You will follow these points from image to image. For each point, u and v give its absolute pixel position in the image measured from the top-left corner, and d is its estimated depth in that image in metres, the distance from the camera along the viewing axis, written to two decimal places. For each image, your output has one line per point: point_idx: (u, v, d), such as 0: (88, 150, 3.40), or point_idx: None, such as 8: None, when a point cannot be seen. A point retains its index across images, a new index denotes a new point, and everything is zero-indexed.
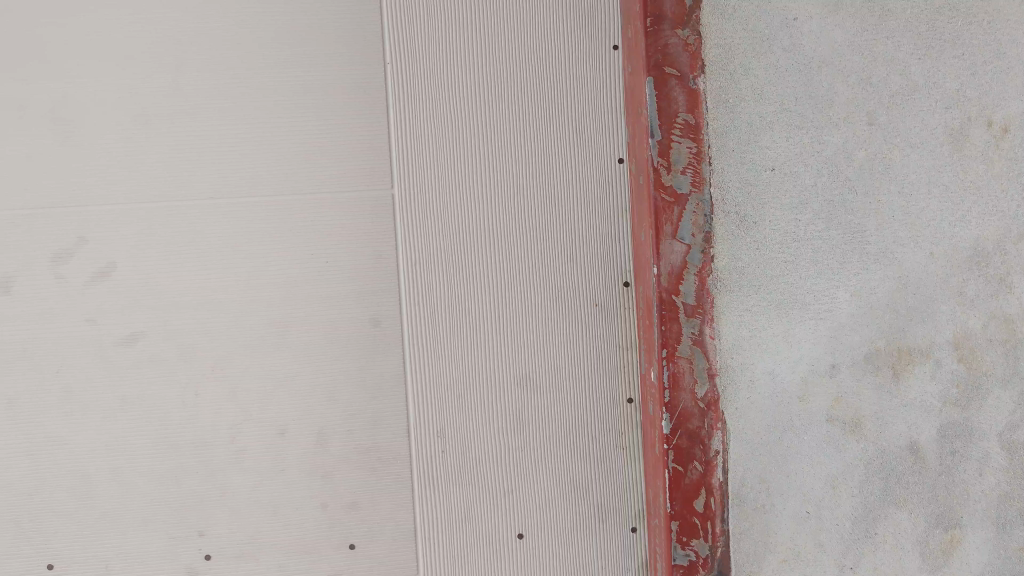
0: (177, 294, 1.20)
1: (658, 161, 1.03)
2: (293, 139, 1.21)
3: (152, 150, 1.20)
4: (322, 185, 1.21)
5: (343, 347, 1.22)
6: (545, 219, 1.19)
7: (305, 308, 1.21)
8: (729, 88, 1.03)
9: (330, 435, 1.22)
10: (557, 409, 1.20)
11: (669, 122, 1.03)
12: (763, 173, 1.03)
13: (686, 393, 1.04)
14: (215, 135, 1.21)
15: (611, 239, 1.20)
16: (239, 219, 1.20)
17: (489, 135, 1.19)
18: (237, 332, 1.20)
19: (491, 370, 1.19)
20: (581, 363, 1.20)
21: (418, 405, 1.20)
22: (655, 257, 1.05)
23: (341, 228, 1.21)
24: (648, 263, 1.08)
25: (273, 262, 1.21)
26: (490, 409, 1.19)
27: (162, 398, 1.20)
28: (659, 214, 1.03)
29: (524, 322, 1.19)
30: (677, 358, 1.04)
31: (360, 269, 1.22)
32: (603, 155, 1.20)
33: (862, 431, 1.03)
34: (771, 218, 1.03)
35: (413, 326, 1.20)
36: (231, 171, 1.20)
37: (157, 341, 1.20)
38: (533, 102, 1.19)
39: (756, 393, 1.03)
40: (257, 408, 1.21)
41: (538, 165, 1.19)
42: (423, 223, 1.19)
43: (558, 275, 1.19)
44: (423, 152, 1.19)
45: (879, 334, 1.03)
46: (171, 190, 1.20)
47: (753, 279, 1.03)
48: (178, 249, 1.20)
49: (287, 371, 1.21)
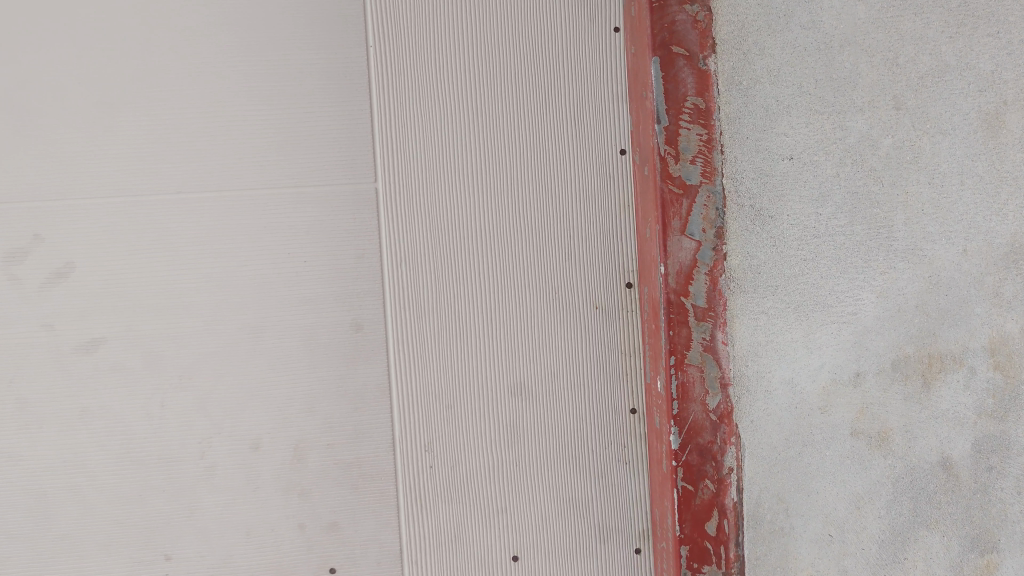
0: (142, 297, 1.10)
1: (665, 150, 0.95)
2: (267, 129, 1.11)
3: (115, 142, 1.11)
4: (298, 178, 1.12)
5: (322, 354, 1.12)
6: (541, 218, 1.10)
7: (280, 312, 1.11)
8: (742, 69, 0.93)
9: (307, 450, 1.12)
10: (555, 423, 1.11)
11: (677, 107, 0.95)
12: (780, 163, 0.91)
13: (696, 403, 0.96)
14: (183, 125, 1.11)
15: (612, 237, 1.11)
16: (209, 216, 1.11)
17: (482, 127, 1.10)
18: (208, 339, 1.11)
19: (484, 382, 1.10)
20: (580, 371, 1.11)
21: (404, 416, 1.11)
22: (663, 256, 0.96)
23: (319, 225, 1.12)
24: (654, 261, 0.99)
25: (245, 262, 1.11)
26: (483, 424, 1.11)
27: (127, 411, 1.10)
28: (666, 209, 0.95)
29: (520, 330, 1.11)
30: (686, 367, 0.96)
31: (340, 269, 1.12)
32: (603, 145, 1.11)
33: (889, 446, 0.89)
34: (789, 212, 0.91)
35: (398, 333, 1.10)
36: (201, 164, 1.11)
37: (121, 349, 1.10)
38: (529, 90, 1.10)
39: (773, 405, 0.92)
40: (229, 421, 1.11)
41: (535, 159, 1.10)
42: (410, 222, 1.10)
43: (556, 278, 1.11)
44: (410, 145, 1.09)
45: (907, 338, 0.88)
46: (136, 185, 1.10)
47: (769, 279, 0.92)
48: (143, 248, 1.10)
49: (261, 381, 1.11)
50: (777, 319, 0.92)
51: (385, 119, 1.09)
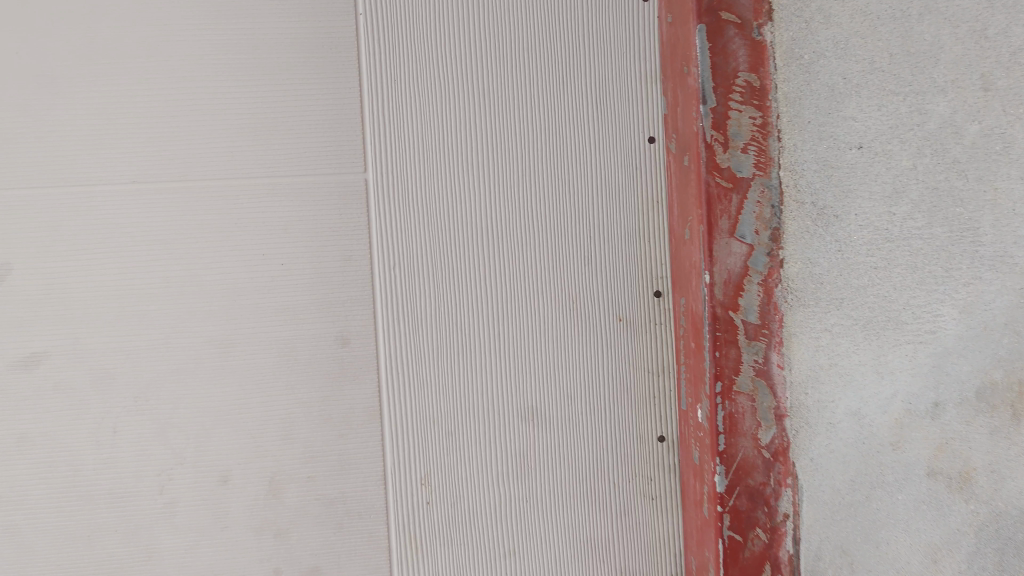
0: (90, 303, 0.92)
1: (712, 136, 0.79)
2: (239, 106, 0.93)
3: (60, 118, 0.92)
4: (276, 165, 0.93)
5: (303, 373, 0.94)
6: (559, 218, 0.96)
7: (252, 322, 0.94)
8: (805, 42, 0.76)
9: (285, 484, 0.95)
10: (573, 452, 0.97)
11: (725, 83, 0.78)
12: (848, 153, 0.73)
13: (746, 439, 0.81)
14: (140, 99, 0.92)
15: (637, 240, 0.97)
16: (169, 209, 0.92)
17: (492, 111, 0.95)
18: (167, 355, 0.93)
19: (492, 405, 0.96)
20: (600, 393, 0.97)
21: (397, 445, 0.95)
22: (706, 262, 0.80)
23: (300, 221, 0.94)
24: (693, 268, 0.83)
25: (212, 263, 0.93)
26: (491, 454, 0.97)
27: (72, 439, 0.92)
28: (712, 206, 0.79)
29: (534, 346, 0.96)
30: (735, 396, 0.80)
31: (325, 273, 0.94)
32: (629, 134, 0.96)
33: (973, 489, 0.68)
34: (856, 212, 0.73)
35: (392, 350, 0.95)
36: (160, 145, 0.92)
37: (64, 366, 0.92)
38: (547, 69, 0.95)
39: (837, 440, 0.76)
40: (193, 451, 0.93)
41: (552, 150, 0.96)
42: (406, 221, 0.94)
43: (576, 286, 0.97)
44: (407, 130, 0.94)
45: (997, 360, 0.66)
46: (83, 169, 0.92)
47: (833, 291, 0.75)
48: (90, 246, 0.91)
49: (230, 403, 0.94)
50: (842, 339, 0.75)
51: (378, 99, 0.93)
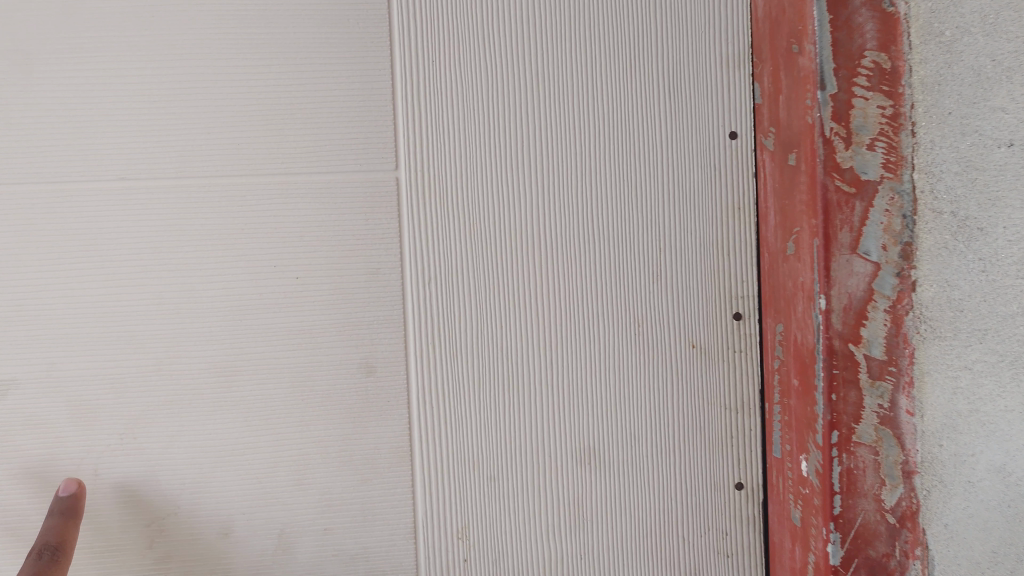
0: (69, 322, 0.77)
1: (832, 129, 0.64)
2: (248, 92, 0.78)
3: (32, 99, 0.76)
4: (291, 161, 0.78)
5: (320, 407, 0.80)
6: (626, 226, 0.82)
7: (260, 346, 0.79)
8: (944, 11, 0.59)
9: (297, 538, 0.80)
10: (639, 501, 0.83)
11: (849, 66, 0.64)
12: (997, 152, 0.57)
13: (867, 500, 0.66)
14: (130, 78, 0.77)
15: (716, 252, 0.83)
16: (162, 210, 0.77)
17: (550, 101, 0.81)
18: (160, 384, 0.78)
19: (546, 446, 0.82)
20: (670, 431, 0.83)
21: (433, 492, 0.81)
22: (820, 284, 0.66)
23: (317, 227, 0.79)
24: (802, 289, 0.69)
25: (213, 276, 0.78)
26: (542, 503, 0.82)
27: (46, 483, 0.78)
28: (834, 216, 0.64)
29: (595, 376, 0.82)
30: (854, 448, 0.66)
31: (347, 289, 0.79)
32: (708, 129, 0.82)
33: None
34: (1007, 223, 0.57)
35: (429, 380, 0.81)
36: (153, 134, 0.77)
37: (37, 396, 0.77)
38: (615, 52, 0.81)
39: (980, 504, 0.60)
40: (189, 498, 0.79)
41: (620, 147, 0.82)
42: (449, 228, 0.80)
43: (645, 307, 0.82)
44: (451, 122, 0.80)
45: None
46: (60, 162, 0.76)
47: (976, 321, 0.59)
48: (70, 254, 0.77)
49: (233, 443, 0.79)
50: (984, 380, 0.59)
51: (416, 83, 0.79)
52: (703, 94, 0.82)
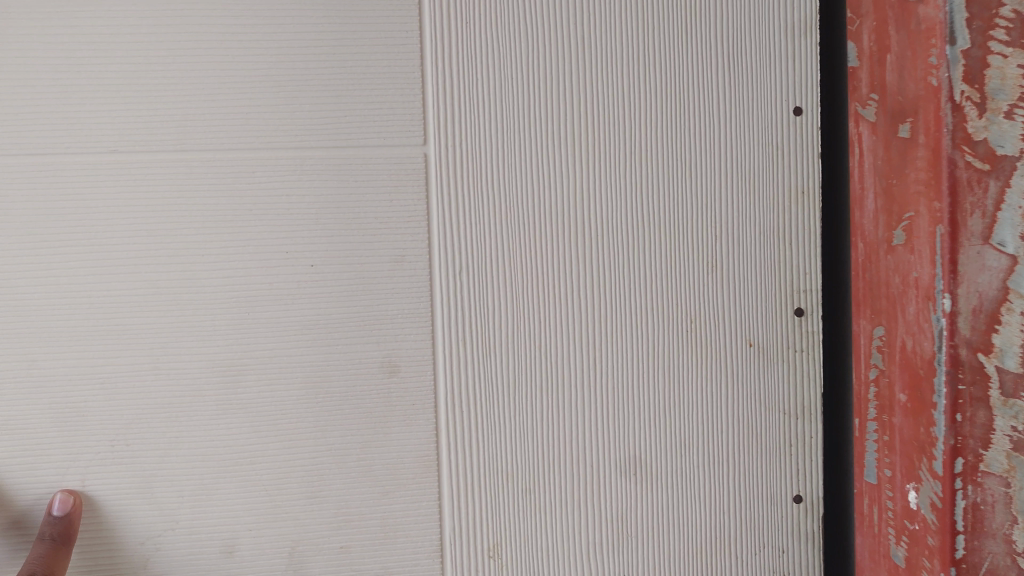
0: (52, 313, 0.68)
1: (962, 91, 0.53)
2: (260, 55, 0.68)
3: (10, 58, 0.66)
4: (306, 133, 0.69)
5: (337, 411, 0.71)
6: (679, 211, 0.74)
7: (270, 343, 0.70)
8: None
9: (310, 557, 0.72)
10: (688, 516, 0.75)
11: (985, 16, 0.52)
12: None
13: (996, 543, 0.55)
14: (123, 36, 0.67)
15: (778, 241, 0.75)
16: (160, 188, 0.68)
17: (597, 69, 0.72)
18: (156, 385, 0.69)
19: (588, 455, 0.74)
20: (725, 439, 0.75)
21: (463, 506, 0.73)
22: (945, 283, 0.55)
23: (335, 209, 0.70)
24: (918, 289, 0.58)
25: (218, 263, 0.69)
26: (583, 518, 0.74)
27: (26, 497, 0.69)
28: (964, 198, 0.54)
29: (642, 377, 0.74)
30: (982, 480, 0.55)
31: (369, 279, 0.70)
32: (771, 103, 0.74)
33: None
34: None
35: (459, 381, 0.72)
36: (149, 100, 0.68)
37: (15, 397, 0.68)
38: (670, 15, 0.73)
39: None
40: (188, 513, 0.70)
41: (673, 122, 0.73)
42: (483, 212, 0.71)
43: (698, 301, 0.74)
44: (486, 92, 0.71)
45: None
46: (43, 131, 0.67)
47: None
48: (54, 235, 0.67)
49: (240, 450, 0.70)
50: None
51: (447, 47, 0.70)
52: (765, 64, 0.73)
